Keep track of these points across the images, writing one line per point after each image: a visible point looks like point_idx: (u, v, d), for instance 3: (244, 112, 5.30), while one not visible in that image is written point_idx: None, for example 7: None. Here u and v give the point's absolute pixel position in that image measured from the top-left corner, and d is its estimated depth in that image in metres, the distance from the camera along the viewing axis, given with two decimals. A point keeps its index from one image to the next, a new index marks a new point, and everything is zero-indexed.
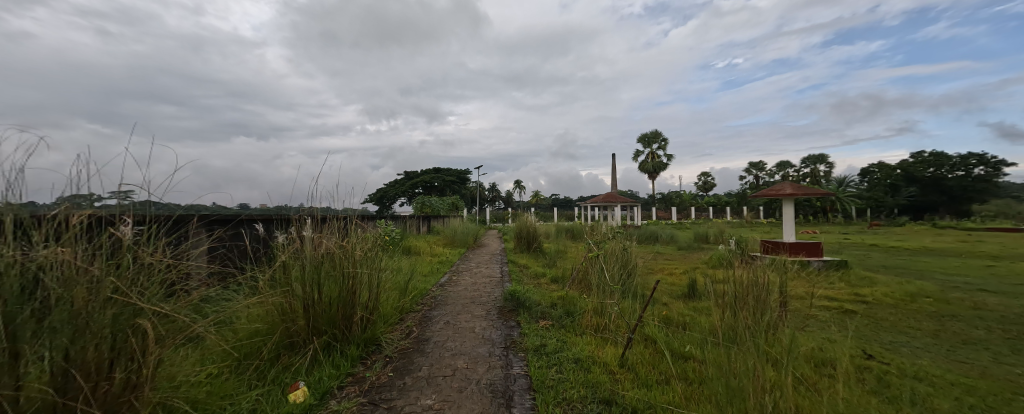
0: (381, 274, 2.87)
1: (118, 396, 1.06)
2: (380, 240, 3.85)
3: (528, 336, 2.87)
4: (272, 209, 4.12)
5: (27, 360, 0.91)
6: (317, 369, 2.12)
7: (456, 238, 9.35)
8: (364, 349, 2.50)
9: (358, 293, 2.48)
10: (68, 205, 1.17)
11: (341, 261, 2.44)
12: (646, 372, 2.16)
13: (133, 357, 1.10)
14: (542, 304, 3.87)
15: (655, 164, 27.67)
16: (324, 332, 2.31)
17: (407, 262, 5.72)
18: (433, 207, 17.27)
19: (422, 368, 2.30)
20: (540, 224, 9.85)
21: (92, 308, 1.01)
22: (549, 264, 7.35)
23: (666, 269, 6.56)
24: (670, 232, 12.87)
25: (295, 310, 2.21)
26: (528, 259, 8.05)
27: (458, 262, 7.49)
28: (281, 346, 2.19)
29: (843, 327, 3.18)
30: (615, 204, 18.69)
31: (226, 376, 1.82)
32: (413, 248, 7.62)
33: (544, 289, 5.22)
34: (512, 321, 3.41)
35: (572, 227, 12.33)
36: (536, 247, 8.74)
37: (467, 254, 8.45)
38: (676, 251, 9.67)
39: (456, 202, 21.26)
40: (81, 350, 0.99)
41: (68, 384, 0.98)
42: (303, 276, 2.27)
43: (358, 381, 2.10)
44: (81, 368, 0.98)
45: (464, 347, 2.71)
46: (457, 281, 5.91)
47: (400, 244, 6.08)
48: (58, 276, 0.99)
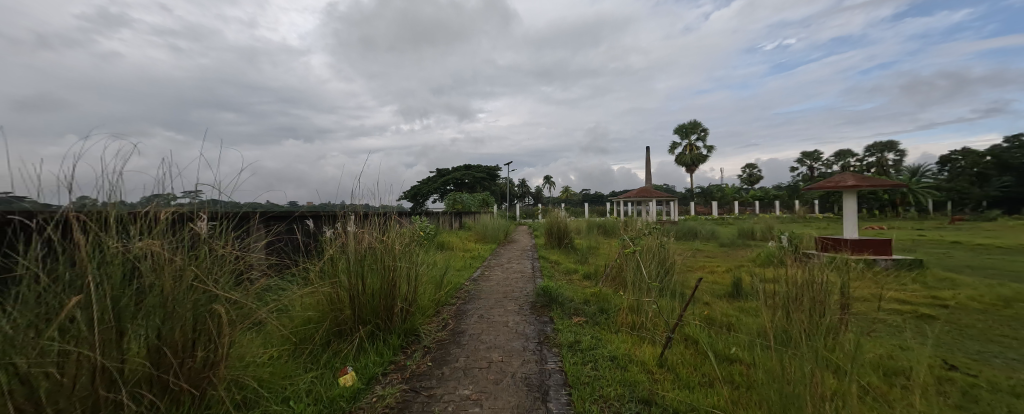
0: (419, 268, 2.97)
1: (200, 371, 1.19)
2: (415, 236, 3.99)
3: (562, 332, 2.85)
4: (319, 206, 4.40)
5: (129, 337, 1.03)
6: (363, 356, 2.23)
7: (486, 234, 9.47)
8: (404, 339, 2.60)
9: (398, 286, 2.57)
10: (155, 204, 1.30)
11: (382, 255, 2.54)
12: (688, 373, 2.08)
13: (210, 338, 1.21)
14: (575, 300, 3.84)
15: (694, 156, 26.43)
16: (368, 321, 2.42)
17: (441, 257, 5.89)
18: (463, 204, 17.56)
19: (460, 359, 2.36)
20: (571, 220, 9.76)
21: (177, 293, 1.13)
22: (581, 260, 7.28)
23: (707, 267, 6.30)
24: (710, 228, 12.29)
25: (342, 300, 2.34)
26: (559, 255, 7.99)
27: (489, 257, 7.59)
28: (331, 333, 2.32)
29: (918, 334, 2.89)
30: (649, 199, 18.14)
31: (285, 359, 1.96)
32: (446, 242, 7.80)
33: (576, 285, 5.18)
34: (546, 316, 3.41)
35: (604, 222, 12.13)
36: (567, 243, 8.66)
37: (498, 249, 8.54)
38: (719, 249, 9.24)
39: (486, 198, 21.57)
40: (169, 330, 1.11)
41: (161, 359, 1.10)
42: (348, 268, 2.39)
43: (400, 368, 2.19)
44: (171, 346, 1.11)
45: (498, 340, 2.75)
46: (489, 276, 6.00)
47: (434, 239, 6.25)
48: (151, 265, 1.11)
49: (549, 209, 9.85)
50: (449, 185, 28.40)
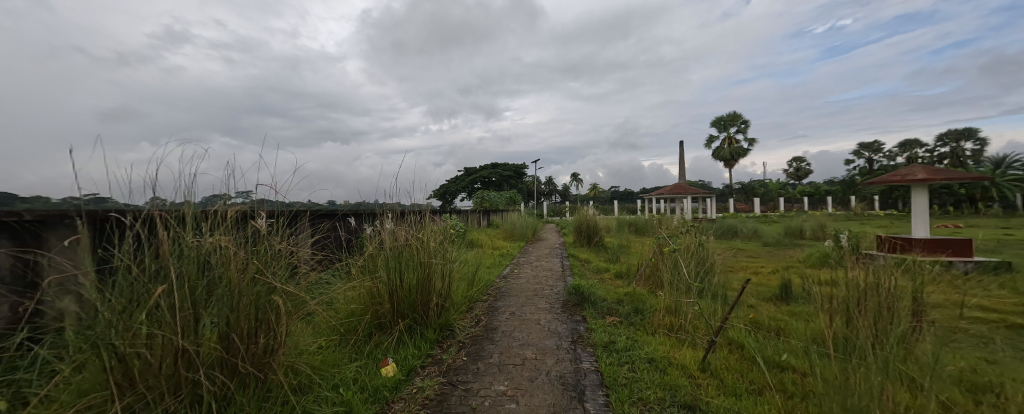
0: (452, 264, 3.02)
1: (262, 357, 1.40)
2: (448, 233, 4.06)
3: (596, 332, 2.82)
4: (357, 205, 4.59)
5: (204, 324, 1.22)
6: (402, 348, 2.32)
7: (515, 231, 9.46)
8: (439, 333, 2.67)
9: (433, 281, 2.63)
10: (221, 204, 1.51)
11: (418, 251, 2.62)
12: (733, 379, 2.00)
13: (270, 327, 1.41)
14: (608, 300, 3.79)
15: (731, 150, 25.21)
16: (406, 315, 2.50)
17: (472, 255, 5.95)
18: (491, 203, 17.68)
19: (495, 354, 2.39)
20: (602, 217, 9.59)
21: (241, 286, 1.33)
22: (612, 259, 7.13)
23: (750, 268, 6.01)
24: (751, 225, 11.67)
25: (382, 294, 2.42)
26: (590, 254, 7.87)
27: (519, 255, 7.58)
28: (372, 325, 2.41)
29: (1002, 345, 2.61)
30: (684, 196, 17.48)
31: (332, 348, 2.09)
32: (476, 240, 7.87)
33: (609, 285, 5.09)
34: (578, 315, 3.39)
35: (635, 220, 11.82)
36: (597, 241, 8.52)
37: (527, 247, 8.51)
38: (763, 248, 8.76)
39: (514, 196, 21.59)
40: (236, 320, 1.31)
41: (231, 345, 1.30)
42: (387, 264, 2.47)
43: (437, 362, 2.26)
44: (237, 333, 1.30)
45: (532, 338, 2.75)
46: (519, 274, 6.01)
47: (465, 236, 6.32)
48: (219, 259, 1.32)
49: (579, 207, 9.73)
50: (477, 183, 28.66)
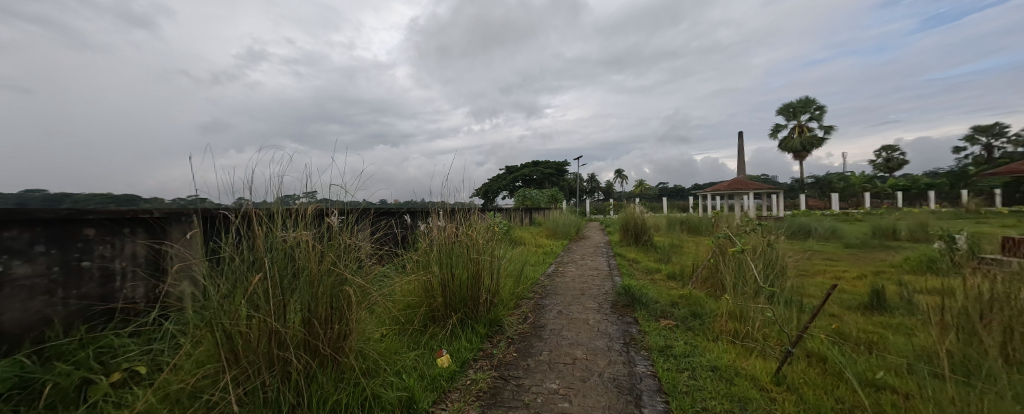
0: (498, 261, 3.78)
1: (335, 342, 1.91)
2: (493, 234, 4.70)
3: (650, 335, 2.96)
4: (411, 203, 5.10)
5: (289, 309, 1.74)
6: (456, 340, 3.05)
7: (557, 229, 9.38)
8: (490, 328, 3.44)
9: (482, 277, 3.43)
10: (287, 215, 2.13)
11: (463, 250, 3.40)
12: (816, 396, 1.86)
13: (339, 314, 1.94)
14: (660, 302, 3.97)
15: (800, 141, 23.05)
16: (458, 310, 3.30)
17: (518, 252, 6.09)
18: (534, 200, 17.66)
19: (544, 352, 2.81)
20: (650, 215, 9.22)
21: (318, 276, 1.88)
22: (662, 259, 6.89)
23: (828, 271, 5.54)
24: (829, 224, 10.58)
25: (434, 288, 3.25)
26: (638, 253, 7.64)
27: (563, 253, 7.55)
28: (428, 317, 3.25)
29: None
30: (744, 191, 16.32)
31: (397, 337, 2.92)
32: (520, 237, 7.93)
33: (661, 286, 5.03)
34: (630, 316, 3.63)
35: (689, 217, 11.24)
36: (646, 240, 8.19)
37: (570, 245, 8.40)
38: (846, 250, 7.97)
39: (557, 193, 21.46)
40: (316, 306, 1.84)
41: (310, 329, 1.82)
42: (439, 264, 3.26)
43: (488, 356, 2.82)
44: (316, 317, 1.83)
45: (581, 338, 3.07)
46: (565, 274, 6.10)
47: (509, 233, 6.41)
48: (300, 253, 1.87)
49: (625, 204, 9.44)
50: (519, 181, 28.82)
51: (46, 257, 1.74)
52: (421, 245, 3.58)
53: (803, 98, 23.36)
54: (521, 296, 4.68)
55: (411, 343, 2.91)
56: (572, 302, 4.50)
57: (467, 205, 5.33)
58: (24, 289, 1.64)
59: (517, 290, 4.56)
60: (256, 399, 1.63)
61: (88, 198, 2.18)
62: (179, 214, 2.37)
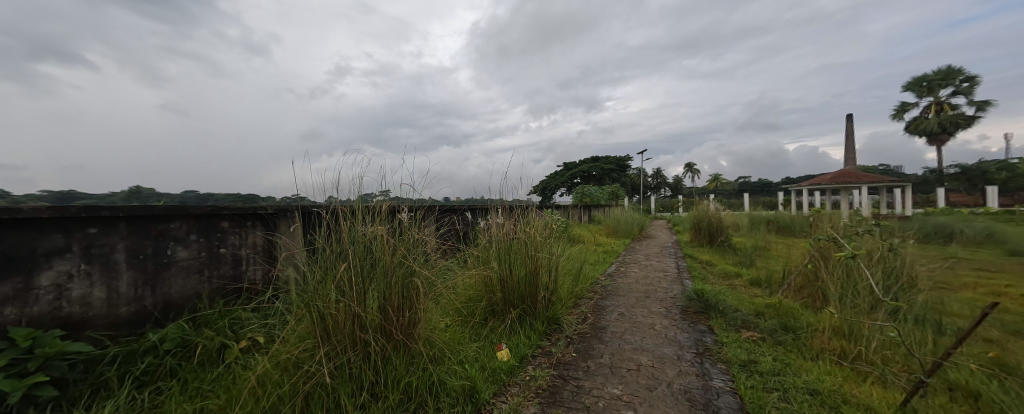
0: (557, 259, 3.82)
1: (405, 329, 2.21)
2: (551, 232, 4.70)
3: (727, 347, 2.86)
4: (469, 201, 5.32)
5: (368, 294, 2.09)
6: (515, 335, 3.14)
7: (619, 227, 8.99)
8: (548, 326, 3.47)
9: (539, 274, 3.46)
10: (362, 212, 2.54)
11: (524, 246, 3.50)
12: None
13: (409, 304, 2.25)
14: (741, 310, 3.67)
15: (937, 122, 18.86)
16: (517, 305, 3.38)
17: (577, 250, 5.99)
18: (592, 197, 17.08)
19: (604, 355, 2.88)
20: (727, 213, 8.34)
21: (390, 267, 2.21)
22: (744, 262, 6.24)
23: (975, 285, 4.54)
24: (982, 224, 8.53)
25: (493, 284, 3.36)
26: (712, 255, 6.96)
27: (624, 252, 7.24)
28: (487, 310, 3.37)
29: None
30: (854, 185, 13.92)
31: (459, 328, 3.09)
32: (577, 235, 7.76)
33: (742, 293, 4.60)
34: (703, 325, 3.46)
35: (778, 214, 9.94)
36: (722, 242, 7.45)
37: (633, 244, 8.01)
38: (1008, 259, 6.38)
39: (617, 190, 20.58)
40: (389, 294, 2.17)
41: (384, 316, 2.14)
42: (498, 258, 3.40)
43: (546, 354, 2.96)
44: (390, 304, 2.16)
45: (648, 344, 3.06)
46: (627, 274, 5.87)
47: (566, 230, 6.28)
48: (376, 245, 2.24)
49: (695, 201, 8.68)
50: (579, 177, 28.19)
51: (197, 243, 2.55)
52: (481, 241, 3.73)
53: (941, 69, 19.12)
54: (579, 296, 4.59)
55: (472, 334, 3.04)
56: (635, 304, 4.30)
57: (524, 203, 5.37)
58: (184, 267, 2.46)
59: (576, 289, 4.48)
60: (344, 374, 1.99)
61: (224, 199, 3.18)
62: (281, 210, 3.18)
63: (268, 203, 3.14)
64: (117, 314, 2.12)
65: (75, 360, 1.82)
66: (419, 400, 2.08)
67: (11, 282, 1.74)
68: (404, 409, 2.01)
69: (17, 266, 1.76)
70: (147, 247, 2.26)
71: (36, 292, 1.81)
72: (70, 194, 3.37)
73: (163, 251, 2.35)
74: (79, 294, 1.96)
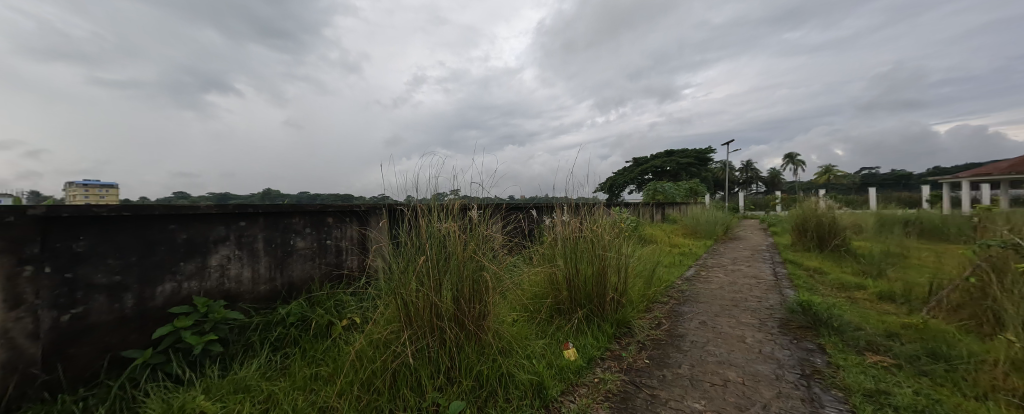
0: (628, 260, 3.68)
1: (475, 320, 2.40)
2: (620, 231, 4.54)
3: (845, 371, 2.44)
4: (534, 199, 5.41)
5: (442, 285, 2.32)
6: (583, 336, 3.13)
7: (700, 227, 8.19)
8: (618, 329, 3.38)
9: (607, 275, 3.39)
10: (436, 210, 2.81)
11: (592, 245, 3.45)
12: None
13: (479, 296, 2.43)
14: (866, 329, 3.07)
15: None
16: (583, 305, 3.36)
17: (650, 251, 5.66)
18: (665, 194, 15.73)
19: (681, 365, 2.72)
20: (845, 212, 7.01)
21: (462, 261, 2.41)
22: (867, 271, 5.19)
23: None
24: None
25: (558, 282, 3.40)
26: (823, 262, 5.89)
27: (705, 255, 6.59)
28: (552, 308, 3.42)
29: None
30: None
31: (525, 323, 3.20)
32: (651, 235, 7.29)
33: (864, 308, 3.84)
34: (811, 343, 2.98)
35: (923, 214, 8.01)
36: (838, 246, 6.29)
37: (717, 247, 7.24)
38: None
39: (695, 187, 18.72)
40: (461, 286, 2.36)
41: (457, 307, 2.34)
42: (563, 256, 3.42)
43: (615, 357, 2.90)
44: (461, 296, 2.36)
45: (736, 358, 2.78)
46: (708, 278, 5.36)
47: (638, 230, 5.97)
48: (448, 241, 2.47)
49: (800, 198, 7.47)
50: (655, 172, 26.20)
51: (311, 235, 3.11)
52: (546, 239, 3.79)
53: None
54: (652, 300, 4.35)
55: (538, 331, 3.12)
56: (718, 313, 3.92)
57: (592, 201, 5.25)
58: (302, 254, 3.03)
59: (648, 292, 4.25)
60: (424, 356, 2.22)
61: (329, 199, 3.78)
62: (372, 208, 3.68)
63: (362, 202, 3.67)
64: (258, 290, 2.69)
65: (232, 325, 2.38)
66: (490, 388, 2.22)
67: (194, 261, 2.33)
68: (476, 395, 2.17)
69: (197, 249, 2.35)
70: (278, 237, 2.83)
71: (209, 269, 2.40)
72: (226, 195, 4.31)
73: (288, 241, 2.92)
74: (234, 273, 2.53)
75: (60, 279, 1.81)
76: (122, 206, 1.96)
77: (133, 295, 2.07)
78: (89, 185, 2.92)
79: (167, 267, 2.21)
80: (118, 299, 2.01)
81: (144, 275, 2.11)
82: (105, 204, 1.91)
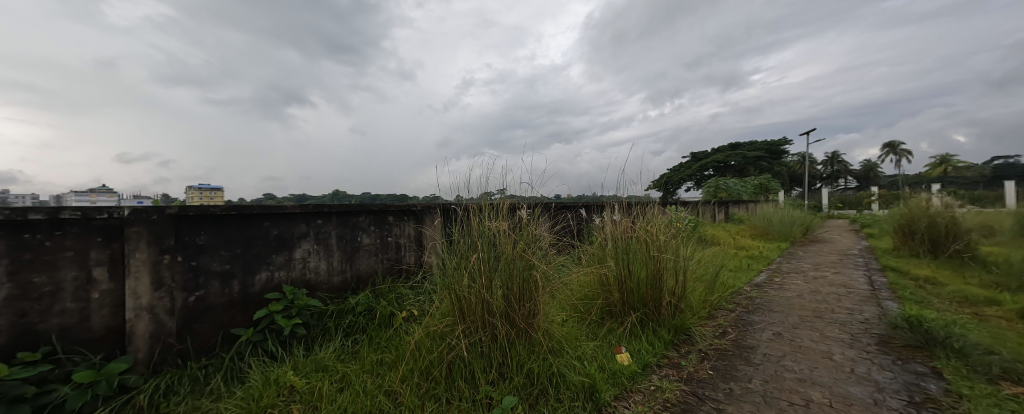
0: (687, 263, 3.45)
1: (526, 318, 2.43)
2: (677, 231, 4.27)
3: (969, 402, 2.03)
4: (582, 198, 5.31)
5: (493, 284, 2.38)
6: (638, 341, 3.00)
7: (773, 228, 7.36)
8: (676, 336, 3.18)
9: (664, 278, 3.21)
10: (487, 209, 2.89)
11: (646, 245, 3.29)
12: None
13: (529, 294, 2.47)
14: (1000, 353, 2.52)
15: None
16: (638, 309, 3.22)
17: (712, 253, 5.23)
18: (730, 191, 14.39)
19: (752, 380, 2.47)
20: (970, 210, 5.76)
21: (512, 260, 2.46)
22: (1002, 284, 4.22)
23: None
24: None
25: (610, 284, 3.31)
26: (938, 271, 4.91)
27: (780, 259, 5.91)
28: (603, 310, 3.34)
29: None
30: None
31: (574, 324, 3.16)
32: (714, 236, 6.72)
33: (998, 327, 3.16)
34: (922, 366, 2.52)
35: None
36: (959, 252, 5.21)
37: (794, 250, 6.47)
38: None
39: (771, 182, 16.83)
40: (512, 285, 2.41)
41: (508, 305, 2.39)
42: (616, 256, 3.31)
43: (674, 365, 2.74)
44: (512, 294, 2.40)
45: (820, 376, 2.46)
46: (784, 285, 4.80)
47: (698, 230, 5.55)
48: (499, 239, 2.53)
49: (905, 194, 6.35)
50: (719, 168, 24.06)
51: (375, 232, 3.40)
52: (596, 238, 3.69)
53: None
54: (715, 306, 4.01)
55: (589, 333, 3.06)
56: (796, 324, 3.50)
57: (645, 200, 4.99)
58: (368, 249, 3.33)
59: (711, 298, 3.93)
60: (477, 351, 2.30)
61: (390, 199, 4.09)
62: (428, 207, 3.90)
63: (418, 202, 3.91)
64: (332, 281, 3.02)
65: (313, 311, 2.70)
66: (541, 386, 2.24)
67: (283, 254, 2.68)
68: (527, 393, 2.20)
69: (286, 243, 2.70)
70: (348, 234, 3.14)
71: (294, 261, 2.74)
72: (305, 196, 4.86)
73: (356, 238, 3.22)
74: (314, 265, 2.87)
75: (188, 266, 2.21)
76: (230, 206, 2.32)
77: (240, 282, 2.45)
78: (201, 189, 3.57)
79: (263, 258, 2.57)
80: (228, 284, 2.38)
81: (247, 265, 2.48)
82: (218, 204, 2.29)
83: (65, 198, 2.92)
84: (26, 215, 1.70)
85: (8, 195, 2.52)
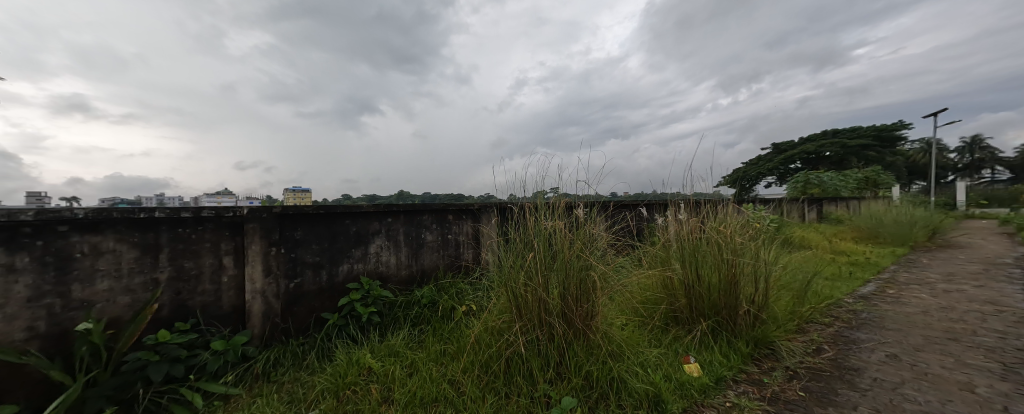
0: (771, 269, 3.02)
1: (585, 319, 2.36)
2: (756, 232, 3.79)
3: None
4: (641, 196, 5.00)
5: (551, 283, 2.34)
6: (711, 352, 2.72)
7: (882, 229, 6.19)
8: (756, 349, 2.83)
9: (741, 284, 2.86)
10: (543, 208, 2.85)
11: (718, 247, 2.96)
12: None
13: (589, 295, 2.38)
14: None
15: None
16: (710, 317, 2.92)
17: (802, 257, 4.55)
18: (825, 186, 12.42)
19: (858, 408, 2.09)
20: None
21: (570, 259, 2.39)
22: None
23: None
24: None
25: (676, 288, 3.05)
26: None
27: (894, 267, 4.95)
28: (668, 316, 3.09)
29: None
30: None
31: (635, 329, 2.98)
32: (804, 238, 5.83)
33: None
34: None
35: None
36: None
37: (914, 256, 5.35)
38: None
39: (882, 174, 14.14)
40: (570, 284, 2.35)
41: (567, 305, 2.33)
42: (682, 258, 3.03)
43: (754, 381, 2.44)
44: (571, 294, 2.34)
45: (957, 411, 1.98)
46: (901, 297, 3.99)
47: (784, 231, 4.86)
48: (556, 238, 2.47)
49: None
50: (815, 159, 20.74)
51: (437, 230, 3.58)
52: (659, 239, 3.43)
53: None
54: (806, 319, 3.47)
55: (652, 339, 2.86)
56: (919, 345, 2.88)
57: (715, 197, 4.52)
58: (431, 245, 3.52)
59: (801, 309, 3.41)
60: (534, 349, 2.28)
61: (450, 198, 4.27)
62: (484, 206, 3.98)
63: (475, 201, 4.01)
64: (401, 274, 3.25)
65: (386, 302, 2.93)
66: (601, 390, 2.15)
67: (360, 248, 2.94)
68: (586, 395, 2.13)
69: (363, 239, 2.96)
70: (414, 231, 3.35)
71: (369, 255, 3.00)
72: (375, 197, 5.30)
73: (420, 235, 3.42)
74: (385, 259, 3.12)
75: (288, 257, 2.55)
76: (319, 205, 2.62)
77: (327, 272, 2.75)
78: (295, 191, 4.11)
79: (345, 252, 2.85)
80: (318, 274, 2.69)
81: (332, 257, 2.78)
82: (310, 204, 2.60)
83: (198, 200, 3.56)
84: (180, 213, 2.10)
85: (162, 196, 3.15)
